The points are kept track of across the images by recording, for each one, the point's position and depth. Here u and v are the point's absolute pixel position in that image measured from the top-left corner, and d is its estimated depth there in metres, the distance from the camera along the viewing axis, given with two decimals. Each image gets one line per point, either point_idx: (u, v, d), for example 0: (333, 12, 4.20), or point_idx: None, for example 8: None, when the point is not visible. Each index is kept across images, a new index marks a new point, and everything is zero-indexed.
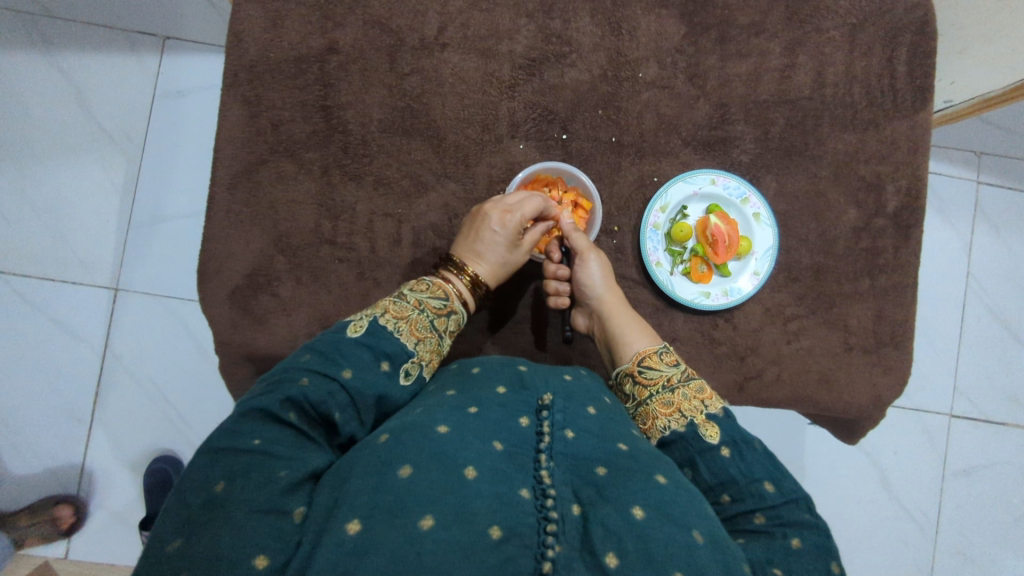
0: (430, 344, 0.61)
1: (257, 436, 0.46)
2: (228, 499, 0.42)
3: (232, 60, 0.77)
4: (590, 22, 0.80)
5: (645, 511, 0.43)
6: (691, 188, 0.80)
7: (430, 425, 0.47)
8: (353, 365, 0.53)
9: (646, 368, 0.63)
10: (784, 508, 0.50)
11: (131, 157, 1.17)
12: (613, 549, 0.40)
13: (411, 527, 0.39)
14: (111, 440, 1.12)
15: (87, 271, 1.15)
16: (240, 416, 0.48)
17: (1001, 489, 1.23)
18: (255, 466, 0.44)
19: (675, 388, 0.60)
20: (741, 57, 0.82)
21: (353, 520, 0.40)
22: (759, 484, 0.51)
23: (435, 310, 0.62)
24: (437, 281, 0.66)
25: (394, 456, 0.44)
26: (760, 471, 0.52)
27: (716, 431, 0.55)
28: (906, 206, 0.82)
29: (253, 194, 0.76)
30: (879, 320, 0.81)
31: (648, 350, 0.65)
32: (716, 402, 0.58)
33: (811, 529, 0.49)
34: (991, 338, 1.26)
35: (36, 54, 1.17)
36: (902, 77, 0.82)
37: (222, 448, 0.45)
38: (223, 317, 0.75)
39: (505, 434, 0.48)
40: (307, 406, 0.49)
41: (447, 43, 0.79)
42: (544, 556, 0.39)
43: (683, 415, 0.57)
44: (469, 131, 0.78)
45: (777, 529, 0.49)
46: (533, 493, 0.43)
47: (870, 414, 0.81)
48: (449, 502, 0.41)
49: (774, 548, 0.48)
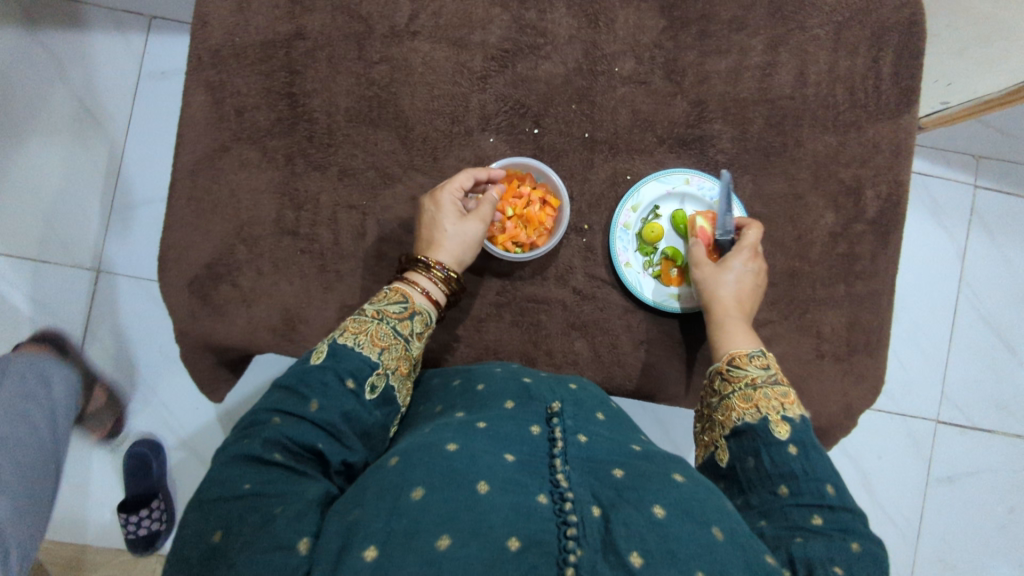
0: (395, 352, 0.59)
1: (246, 480, 0.47)
2: (229, 548, 0.43)
3: (197, 44, 0.75)
4: (566, 13, 0.78)
5: (667, 510, 0.43)
6: (664, 187, 0.78)
7: (439, 443, 0.46)
8: (319, 395, 0.53)
9: (734, 367, 0.63)
10: (842, 513, 0.52)
11: (113, 137, 1.16)
12: (636, 549, 0.40)
13: (430, 548, 0.39)
14: (88, 423, 1.15)
15: (69, 252, 1.16)
16: (226, 464, 0.49)
17: (984, 496, 1.22)
18: (251, 510, 0.45)
19: (758, 387, 0.60)
20: (721, 53, 0.79)
21: (369, 547, 0.40)
22: (821, 485, 0.53)
23: (396, 315, 0.61)
24: (398, 286, 0.64)
25: (405, 479, 0.43)
26: (824, 474, 0.54)
27: (786, 429, 0.57)
28: (886, 211, 0.80)
29: (215, 181, 0.74)
30: (853, 327, 0.79)
31: (739, 351, 0.64)
32: (796, 408, 0.59)
33: (867, 538, 0.51)
34: (981, 344, 1.24)
35: (20, 31, 1.16)
36: (886, 78, 0.80)
37: (210, 500, 0.46)
38: (182, 305, 0.74)
39: (517, 446, 0.48)
40: (290, 444, 0.50)
41: (417, 31, 0.77)
42: (566, 561, 0.39)
43: (759, 411, 0.58)
44: (438, 122, 0.77)
45: (836, 532, 0.50)
46: (550, 498, 0.43)
47: (841, 423, 0.80)
48: (465, 518, 0.41)
49: (834, 547, 0.49)
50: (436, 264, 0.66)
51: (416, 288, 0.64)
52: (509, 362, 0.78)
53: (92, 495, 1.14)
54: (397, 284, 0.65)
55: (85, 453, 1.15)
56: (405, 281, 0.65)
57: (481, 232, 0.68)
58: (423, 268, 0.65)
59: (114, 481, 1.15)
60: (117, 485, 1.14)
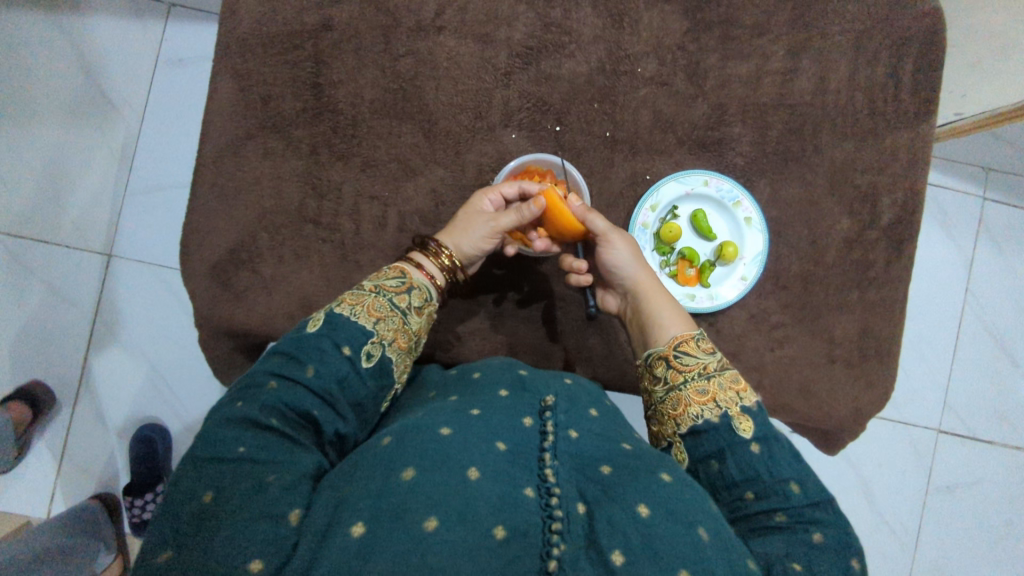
0: (392, 324, 0.59)
1: (241, 441, 0.47)
2: (220, 508, 0.42)
3: (225, 32, 0.76)
4: (591, 13, 0.79)
5: (652, 508, 0.44)
6: (683, 188, 0.79)
7: (433, 425, 0.48)
8: (316, 361, 0.54)
9: (682, 354, 0.60)
10: (808, 510, 0.50)
11: (130, 123, 1.17)
12: (618, 546, 0.41)
13: (418, 528, 0.40)
14: (97, 407, 1.15)
15: (81, 236, 1.16)
16: (220, 425, 0.48)
17: (982, 506, 1.23)
18: (243, 474, 0.44)
19: (711, 376, 0.58)
20: (743, 57, 0.80)
21: (357, 523, 0.40)
22: (786, 484, 0.51)
23: (393, 290, 0.61)
24: (398, 266, 0.65)
25: (397, 459, 0.44)
26: (789, 473, 0.52)
27: (750, 425, 0.54)
28: (901, 219, 0.81)
29: (238, 169, 0.75)
30: (864, 333, 0.80)
31: (685, 336, 0.62)
32: (750, 396, 0.57)
33: (832, 528, 0.50)
34: (984, 356, 1.25)
35: (40, 14, 1.16)
36: (906, 87, 0.81)
37: (206, 459, 0.46)
38: (203, 290, 0.74)
39: (509, 435, 0.49)
40: (285, 409, 0.50)
41: (444, 26, 0.77)
42: (550, 554, 0.40)
43: (718, 405, 0.56)
44: (461, 117, 0.77)
45: (801, 527, 0.49)
46: (537, 492, 0.44)
47: (850, 427, 0.80)
48: (454, 502, 0.41)
49: (794, 542, 0.48)
50: (441, 246, 0.67)
51: (415, 266, 0.66)
52: (523, 356, 0.79)
53: (101, 478, 1.15)
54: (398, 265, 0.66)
55: (93, 434, 1.15)
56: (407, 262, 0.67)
57: (491, 233, 0.68)
58: (429, 251, 0.67)
59: (122, 464, 1.15)
60: (125, 469, 1.15)
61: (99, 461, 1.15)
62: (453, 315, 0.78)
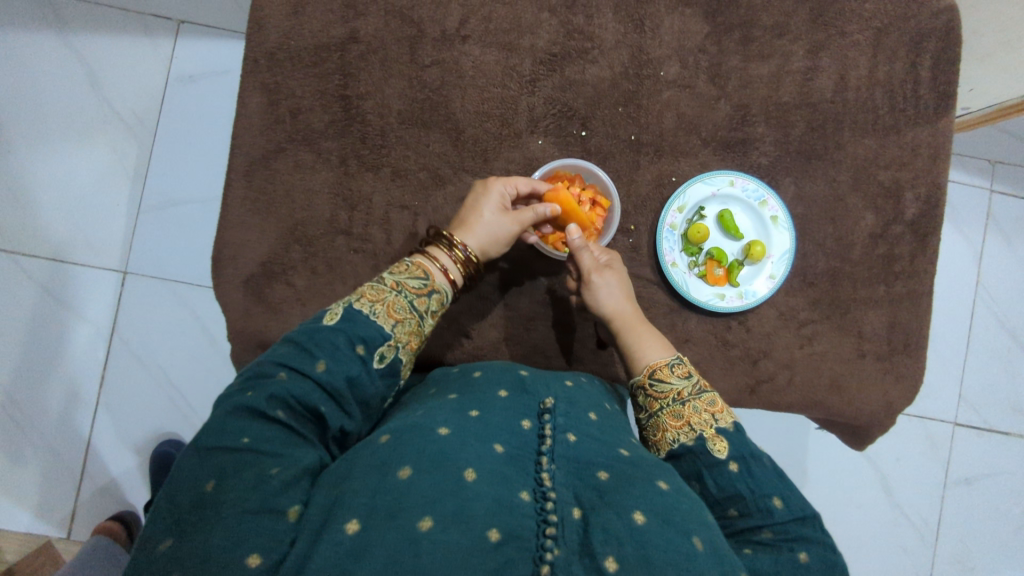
0: (408, 326, 0.58)
1: (246, 433, 0.47)
2: (219, 498, 0.43)
3: (252, 48, 0.76)
4: (613, 18, 0.80)
5: (647, 516, 0.44)
6: (709, 189, 0.80)
7: (431, 426, 0.48)
8: (327, 355, 0.52)
9: (657, 381, 0.63)
10: (791, 525, 0.52)
11: (143, 140, 1.17)
12: (612, 554, 0.41)
13: (412, 528, 0.40)
14: (116, 423, 1.13)
15: (96, 253, 1.15)
16: (227, 414, 0.48)
17: (1001, 498, 1.23)
18: (244, 465, 0.45)
19: (687, 401, 0.60)
20: (763, 58, 0.81)
21: (352, 520, 0.41)
22: (768, 500, 0.53)
23: (414, 290, 0.60)
24: (418, 261, 0.63)
25: (394, 457, 0.45)
26: (769, 488, 0.53)
27: (724, 446, 0.56)
28: (925, 213, 0.81)
29: (269, 182, 0.76)
30: (893, 327, 0.81)
31: (660, 363, 0.65)
32: (726, 416, 0.59)
33: (816, 543, 0.51)
34: (999, 347, 1.25)
35: (51, 34, 1.17)
36: (925, 83, 0.82)
37: (211, 447, 0.46)
38: (237, 304, 0.75)
39: (507, 437, 0.49)
40: (292, 402, 0.50)
41: (468, 35, 0.78)
42: (543, 559, 0.40)
43: (693, 429, 0.58)
44: (488, 125, 0.78)
45: (784, 543, 0.51)
46: (533, 496, 0.45)
47: (881, 421, 0.81)
48: (449, 503, 0.42)
49: (782, 560, 0.50)
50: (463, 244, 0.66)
51: (434, 263, 0.64)
52: (555, 360, 0.79)
53: (119, 494, 1.13)
54: (416, 257, 0.64)
55: (110, 453, 1.13)
56: (426, 256, 0.65)
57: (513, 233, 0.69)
58: (449, 246, 0.65)
59: (140, 480, 1.13)
60: (144, 484, 1.13)
61: (116, 478, 1.13)
62: (486, 321, 0.79)
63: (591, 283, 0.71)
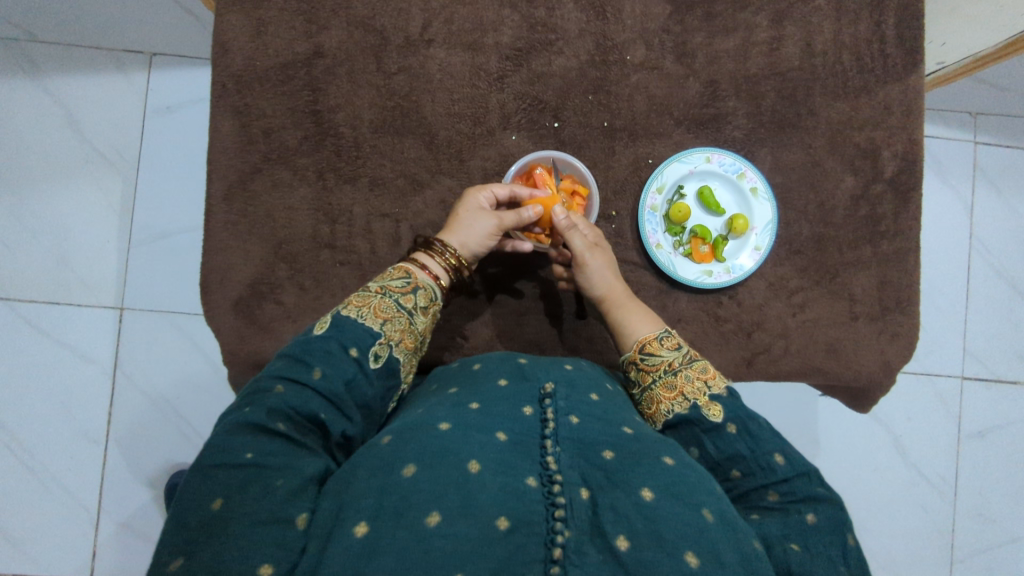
0: (398, 324, 0.59)
1: (249, 448, 0.47)
2: (232, 513, 0.43)
3: (218, 72, 0.77)
4: (573, 8, 0.80)
5: (655, 493, 0.45)
6: (686, 167, 0.80)
7: (432, 423, 0.48)
8: (321, 363, 0.53)
9: (648, 355, 0.64)
10: (795, 482, 0.52)
11: (126, 176, 1.18)
12: (622, 532, 0.42)
13: (421, 524, 0.41)
14: (126, 458, 1.13)
15: (91, 292, 1.16)
16: (230, 431, 0.48)
17: (1015, 447, 1.23)
18: (251, 479, 0.45)
19: (678, 371, 0.61)
20: (727, 32, 0.81)
21: (360, 523, 0.41)
22: (770, 457, 0.53)
23: (399, 290, 0.61)
24: (402, 267, 0.65)
25: (397, 456, 0.45)
26: (771, 445, 0.54)
27: (719, 410, 0.56)
28: (904, 170, 0.82)
29: (248, 204, 0.76)
30: (883, 286, 0.81)
31: (649, 337, 0.66)
32: (719, 382, 0.59)
33: (825, 500, 0.51)
34: (998, 297, 1.25)
35: (25, 80, 1.17)
36: (891, 41, 0.82)
37: (213, 465, 0.46)
38: (229, 327, 0.75)
39: (509, 425, 0.49)
40: (293, 413, 0.50)
41: (433, 39, 0.78)
42: (554, 543, 0.41)
43: (686, 398, 0.58)
44: (460, 126, 0.78)
45: (791, 505, 0.51)
46: (539, 481, 0.45)
47: (882, 381, 0.81)
48: (455, 497, 0.42)
49: (789, 522, 0.50)
50: (446, 246, 0.66)
51: (419, 267, 0.65)
52: (551, 352, 0.80)
53: (135, 529, 1.13)
54: (402, 265, 0.66)
55: (124, 489, 1.13)
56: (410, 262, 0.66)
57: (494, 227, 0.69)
58: (435, 250, 0.66)
59: (155, 513, 1.13)
60: (158, 517, 1.13)
61: (130, 513, 1.13)
62: (478, 319, 0.79)
63: (585, 263, 0.72)
